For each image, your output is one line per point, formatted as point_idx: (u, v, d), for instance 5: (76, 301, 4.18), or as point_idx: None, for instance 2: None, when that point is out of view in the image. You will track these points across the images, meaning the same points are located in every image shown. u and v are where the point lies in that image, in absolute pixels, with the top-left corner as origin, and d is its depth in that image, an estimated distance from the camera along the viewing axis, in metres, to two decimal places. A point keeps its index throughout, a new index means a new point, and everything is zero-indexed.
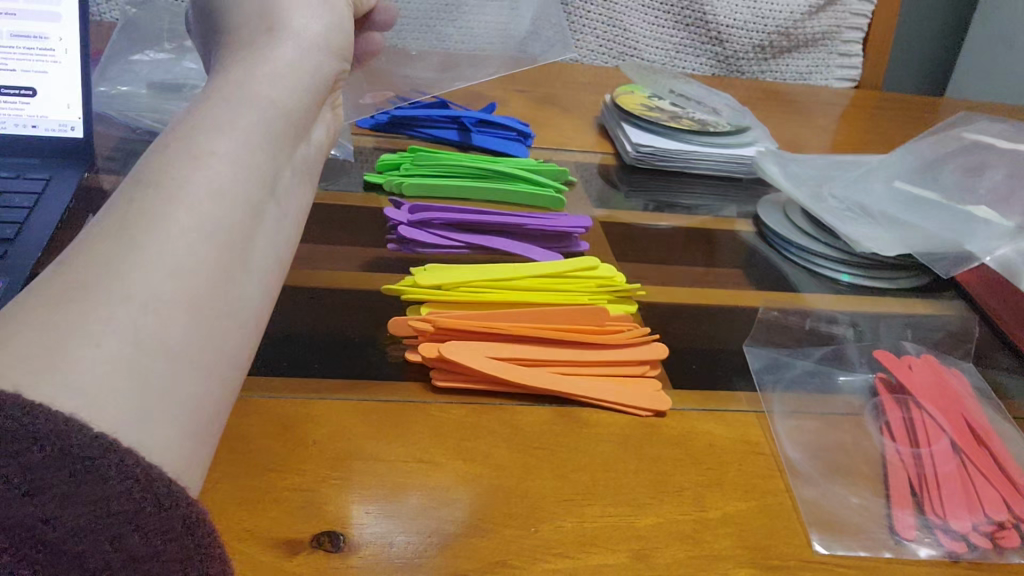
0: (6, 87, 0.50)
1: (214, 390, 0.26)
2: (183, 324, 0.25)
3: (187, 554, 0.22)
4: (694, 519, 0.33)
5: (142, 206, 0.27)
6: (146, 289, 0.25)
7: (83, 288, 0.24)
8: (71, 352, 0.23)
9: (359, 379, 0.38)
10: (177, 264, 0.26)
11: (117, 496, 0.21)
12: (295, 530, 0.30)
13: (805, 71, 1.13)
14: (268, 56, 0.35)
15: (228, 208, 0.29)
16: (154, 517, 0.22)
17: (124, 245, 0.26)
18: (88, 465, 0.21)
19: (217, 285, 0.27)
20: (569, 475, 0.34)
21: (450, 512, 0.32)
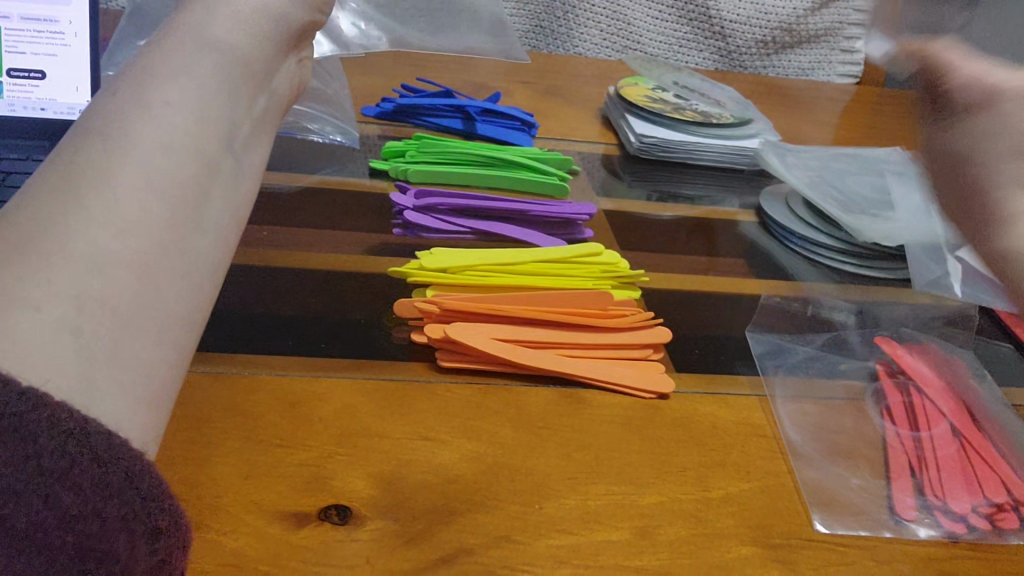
0: (17, 71, 0.51)
1: (170, 349, 0.25)
2: (134, 283, 0.24)
3: (132, 507, 0.21)
4: (696, 498, 0.33)
5: (85, 163, 0.25)
6: (89, 251, 0.24)
7: (21, 247, 0.23)
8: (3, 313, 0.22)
9: (365, 359, 0.39)
10: (126, 222, 0.25)
11: (46, 451, 0.20)
12: (303, 503, 0.30)
13: (806, 67, 1.13)
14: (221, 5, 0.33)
15: (184, 163, 0.27)
16: (89, 471, 0.21)
17: (66, 204, 0.24)
18: (10, 421, 0.20)
19: (172, 240, 0.26)
20: (573, 455, 0.34)
21: (455, 488, 0.32)
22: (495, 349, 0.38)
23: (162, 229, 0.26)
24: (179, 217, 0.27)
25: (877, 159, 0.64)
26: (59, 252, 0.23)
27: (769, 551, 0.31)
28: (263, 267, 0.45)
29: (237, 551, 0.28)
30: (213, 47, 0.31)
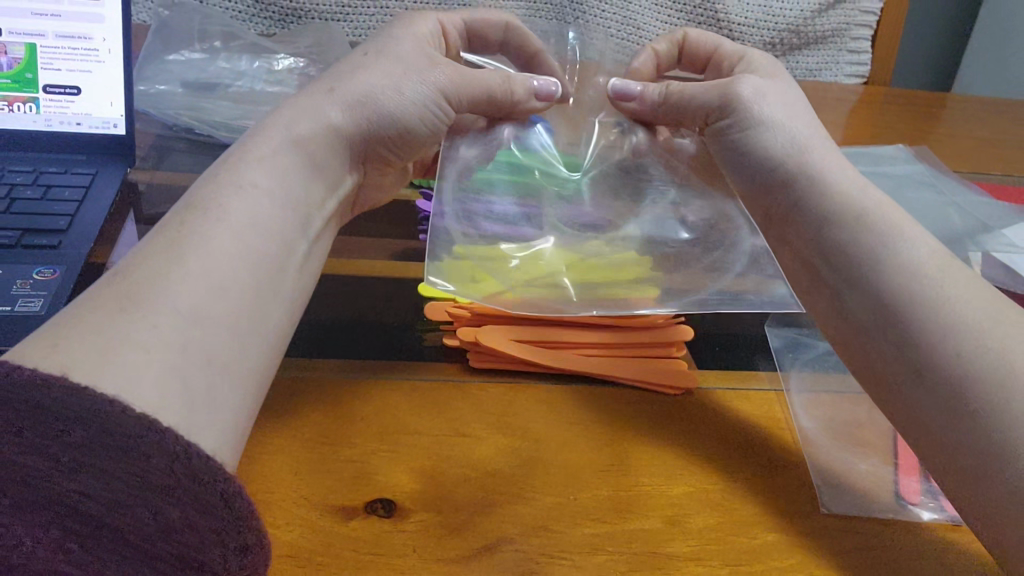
0: (52, 87, 0.52)
1: (254, 397, 0.29)
2: (224, 334, 0.28)
3: (227, 526, 0.23)
4: (724, 489, 0.35)
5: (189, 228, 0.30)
6: (189, 301, 0.27)
7: (136, 288, 0.27)
8: (126, 352, 0.25)
9: (399, 361, 0.40)
10: (218, 284, 0.29)
11: (157, 472, 0.22)
12: (350, 497, 0.32)
13: (814, 69, 1.09)
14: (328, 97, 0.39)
15: (253, 233, 0.31)
16: (193, 492, 0.23)
17: (168, 261, 0.28)
18: (127, 442, 0.22)
19: (253, 304, 0.30)
20: (605, 449, 0.36)
21: (494, 483, 0.33)
22: (521, 350, 0.40)
23: (246, 291, 0.30)
24: (259, 288, 0.31)
25: (887, 158, 0.66)
26: (167, 300, 0.27)
27: (781, 535, 0.33)
28: None
29: (290, 540, 0.30)
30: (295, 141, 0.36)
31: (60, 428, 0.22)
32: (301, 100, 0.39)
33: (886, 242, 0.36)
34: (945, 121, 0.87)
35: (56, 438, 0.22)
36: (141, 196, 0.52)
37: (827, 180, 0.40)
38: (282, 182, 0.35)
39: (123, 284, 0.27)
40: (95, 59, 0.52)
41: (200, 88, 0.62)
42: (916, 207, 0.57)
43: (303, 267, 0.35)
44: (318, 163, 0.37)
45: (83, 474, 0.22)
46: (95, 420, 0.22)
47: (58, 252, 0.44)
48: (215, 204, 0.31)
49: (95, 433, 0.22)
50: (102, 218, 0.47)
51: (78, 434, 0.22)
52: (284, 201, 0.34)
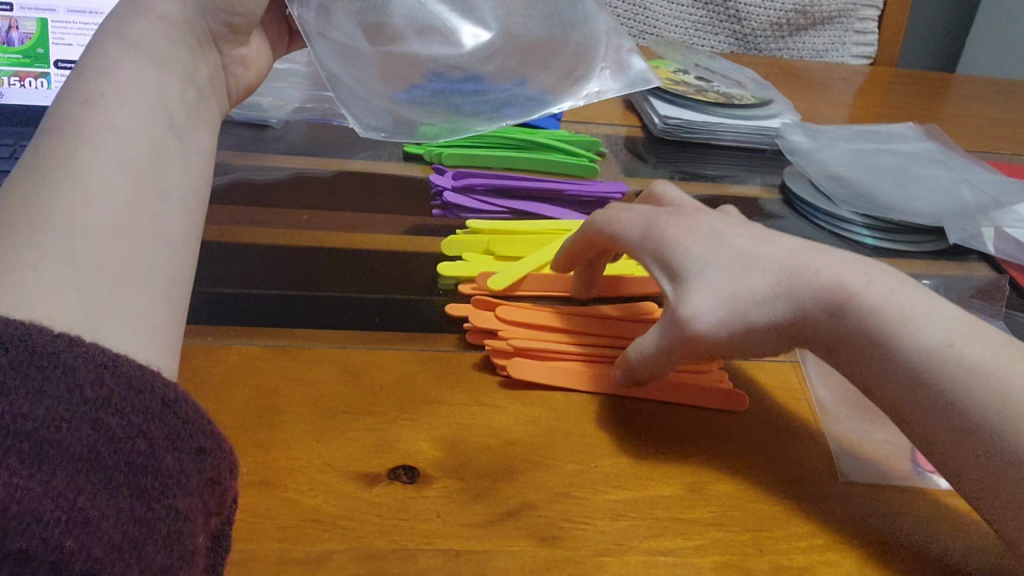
0: (61, 61, 0.52)
1: (162, 286, 0.27)
2: (116, 235, 0.27)
3: (175, 430, 0.23)
4: (742, 456, 0.35)
5: (54, 151, 0.28)
6: (76, 219, 0.26)
7: (27, 210, 0.26)
8: (21, 269, 0.24)
9: (415, 333, 0.40)
10: (108, 175, 0.28)
11: (88, 381, 0.22)
12: (372, 464, 0.32)
13: (821, 49, 1.10)
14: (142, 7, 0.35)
15: (133, 143, 0.29)
16: (129, 399, 0.22)
17: (46, 182, 0.27)
18: (162, 402, 0.23)
19: (150, 197, 0.29)
20: (622, 417, 0.36)
21: (514, 450, 0.34)
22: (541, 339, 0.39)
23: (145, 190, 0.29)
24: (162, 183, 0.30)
25: (897, 136, 0.66)
26: (54, 219, 0.26)
27: (799, 502, 0.33)
28: (310, 249, 0.46)
29: (314, 505, 0.30)
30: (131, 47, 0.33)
31: (90, 375, 0.22)
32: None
33: (775, 281, 0.34)
34: (953, 100, 0.87)
35: (90, 380, 0.22)
36: None
37: (670, 240, 0.37)
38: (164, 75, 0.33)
39: (14, 210, 0.26)
40: None
41: None
42: (927, 183, 0.57)
43: (199, 138, 0.34)
44: (178, 62, 0.34)
45: (119, 421, 0.22)
46: (137, 378, 0.23)
47: None
48: (106, 109, 0.30)
49: (132, 387, 0.23)
50: None
51: (112, 383, 0.22)
52: (164, 80, 0.33)
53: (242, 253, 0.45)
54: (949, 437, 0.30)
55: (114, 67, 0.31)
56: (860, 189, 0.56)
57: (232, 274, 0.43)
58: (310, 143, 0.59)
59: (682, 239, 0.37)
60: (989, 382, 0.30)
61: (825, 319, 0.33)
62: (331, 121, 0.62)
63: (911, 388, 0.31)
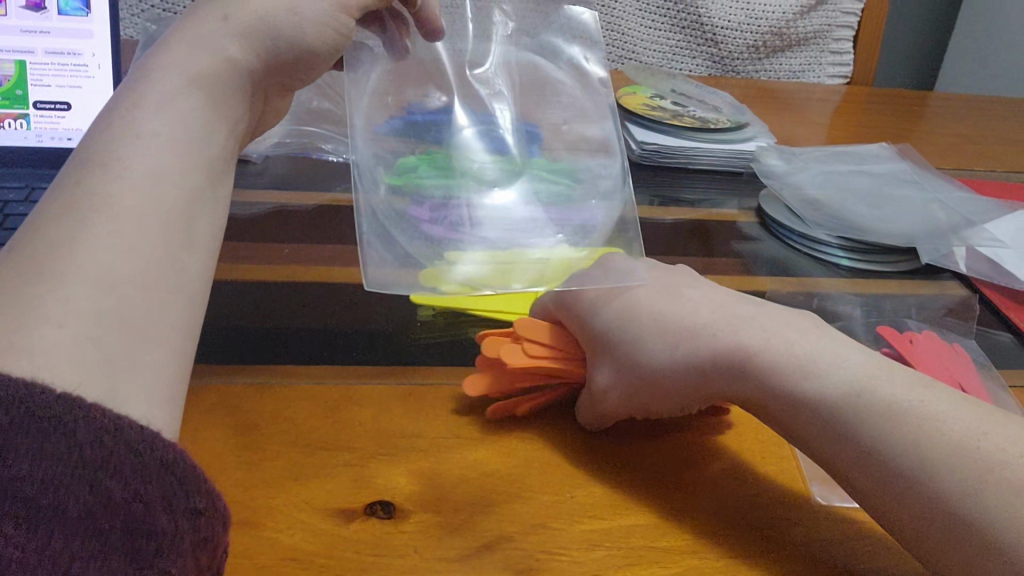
0: (42, 103, 0.52)
1: (172, 338, 0.28)
2: (135, 283, 0.27)
3: (173, 490, 0.24)
4: (717, 483, 0.35)
5: (81, 194, 0.28)
6: (94, 267, 0.26)
7: (42, 260, 0.26)
8: (34, 326, 0.25)
9: (394, 367, 0.41)
10: (136, 221, 0.28)
11: (86, 444, 0.23)
12: (351, 501, 0.32)
13: (799, 70, 1.11)
14: (199, 42, 0.35)
15: (160, 187, 0.30)
16: (128, 462, 0.23)
17: (69, 229, 0.27)
18: (160, 465, 0.24)
19: (170, 247, 0.29)
20: (599, 448, 0.37)
21: (492, 482, 0.34)
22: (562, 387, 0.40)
23: (161, 229, 0.29)
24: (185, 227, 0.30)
25: (871, 157, 0.67)
26: (71, 268, 0.26)
27: (772, 530, 0.33)
28: (290, 284, 0.47)
29: (291, 544, 0.30)
30: (176, 79, 0.33)
31: (91, 442, 0.23)
32: (195, 22, 0.36)
33: (691, 343, 0.36)
34: (927, 118, 0.89)
35: (92, 446, 0.23)
36: None
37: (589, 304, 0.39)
38: (190, 108, 0.33)
39: (34, 254, 0.27)
40: (84, 74, 0.53)
41: None
42: (901, 205, 0.58)
43: (228, 184, 0.34)
44: (218, 98, 0.34)
45: (114, 486, 0.23)
46: (138, 442, 0.24)
47: None
48: (130, 151, 0.30)
49: (127, 451, 0.23)
50: None
51: (112, 449, 0.23)
52: (199, 117, 0.33)
53: (221, 289, 0.45)
54: (885, 493, 0.31)
55: (147, 105, 0.32)
56: (836, 212, 0.57)
57: (211, 311, 0.43)
58: (290, 178, 0.59)
59: (601, 302, 0.39)
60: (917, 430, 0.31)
61: (743, 373, 0.35)
62: (310, 154, 0.62)
63: (831, 434, 0.32)
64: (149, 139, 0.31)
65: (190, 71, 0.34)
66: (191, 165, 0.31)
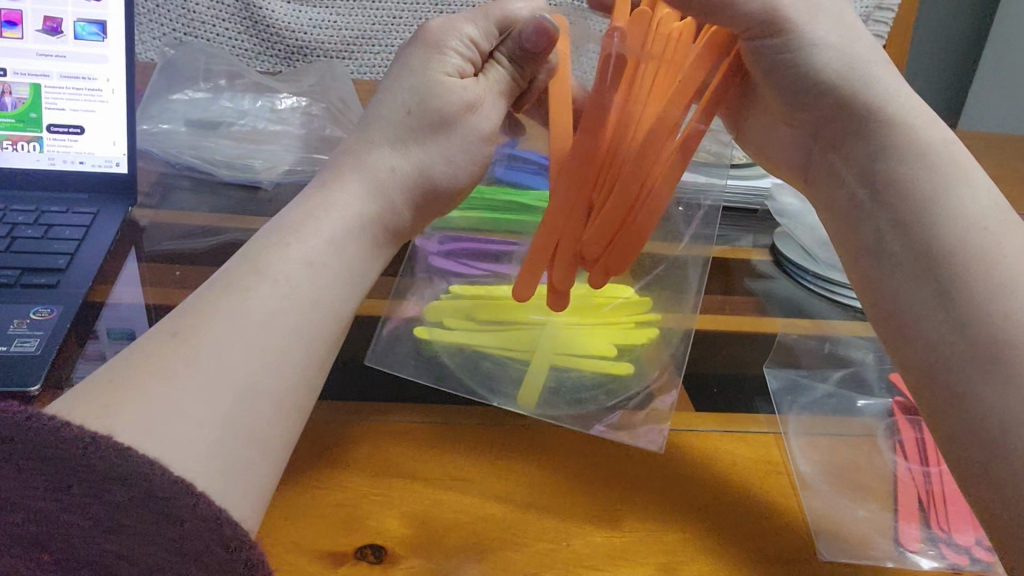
0: (55, 126, 0.52)
1: (279, 458, 0.29)
2: (268, 405, 0.28)
3: (187, 531, 0.22)
4: (719, 534, 0.34)
5: (221, 296, 0.30)
6: (220, 367, 0.28)
7: (179, 351, 0.28)
8: (162, 412, 0.26)
9: (396, 403, 0.40)
10: (261, 330, 0.29)
11: (97, 502, 0.22)
12: (340, 543, 0.32)
13: None
14: (349, 158, 0.37)
15: (299, 306, 0.31)
16: (139, 510, 0.22)
17: (208, 326, 0.29)
18: (165, 505, 0.22)
19: (288, 360, 0.30)
20: (599, 494, 0.35)
21: (486, 527, 0.33)
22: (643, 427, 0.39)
23: (292, 355, 0.30)
24: (309, 356, 0.31)
25: None
26: (192, 362, 0.28)
27: None
28: None
29: None
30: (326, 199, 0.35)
31: (98, 490, 0.22)
32: (359, 152, 0.38)
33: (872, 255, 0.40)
34: None
35: (95, 498, 0.22)
36: (140, 236, 0.52)
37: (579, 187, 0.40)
38: (336, 240, 0.34)
39: (165, 345, 0.28)
40: (99, 99, 0.53)
41: (205, 127, 0.62)
42: None
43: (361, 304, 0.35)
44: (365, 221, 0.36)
45: (118, 533, 0.22)
46: (138, 483, 0.23)
47: (54, 291, 0.44)
48: (274, 275, 0.31)
49: (138, 495, 0.22)
50: (101, 257, 0.48)
51: (119, 494, 0.22)
52: (338, 236, 0.34)
53: None
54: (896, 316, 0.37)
55: (300, 231, 0.34)
56: None
57: None
58: None
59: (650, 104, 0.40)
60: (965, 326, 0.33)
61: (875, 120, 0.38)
62: None
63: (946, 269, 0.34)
64: (297, 266, 0.32)
65: (345, 190, 0.36)
66: (321, 294, 0.32)
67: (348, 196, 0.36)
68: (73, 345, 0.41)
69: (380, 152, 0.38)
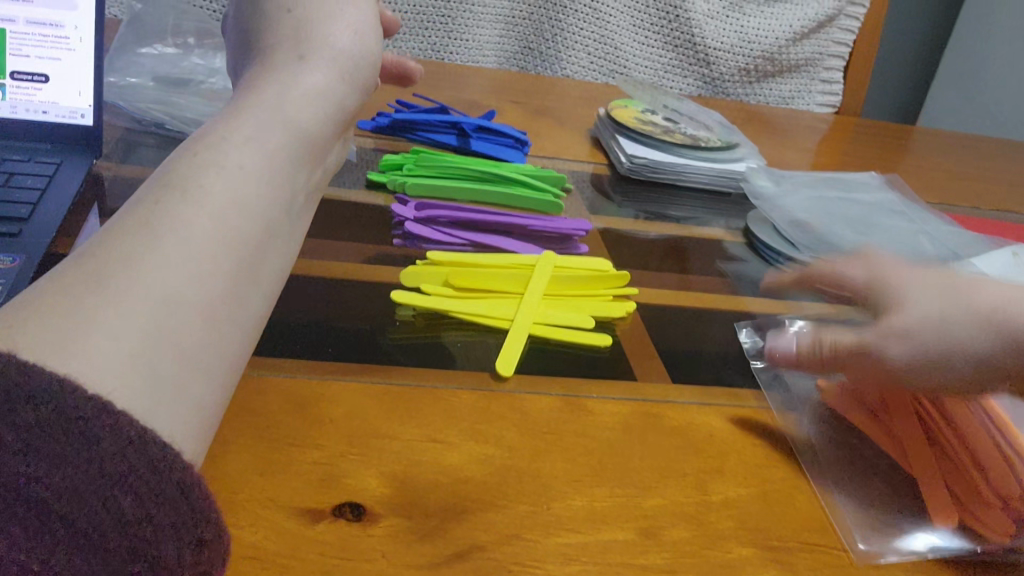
0: (18, 72, 0.50)
1: (222, 374, 0.28)
2: (194, 313, 0.27)
3: (101, 453, 0.21)
4: (697, 501, 0.34)
5: (157, 211, 0.29)
6: (157, 284, 0.26)
7: (106, 271, 0.26)
8: (88, 333, 0.24)
9: (371, 365, 0.39)
10: (200, 243, 0.28)
11: (5, 428, 0.21)
12: (316, 501, 0.31)
13: (787, 96, 1.19)
14: (297, 80, 0.36)
15: (239, 217, 0.30)
16: (50, 435, 0.21)
17: (141, 240, 0.27)
18: (77, 424, 0.21)
19: (226, 277, 0.29)
20: (578, 459, 0.35)
21: (466, 489, 0.33)
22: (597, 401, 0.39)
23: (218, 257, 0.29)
24: (240, 260, 0.29)
25: (859, 184, 0.67)
26: (123, 280, 0.26)
27: (766, 549, 0.32)
28: None
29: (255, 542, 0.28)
30: (272, 118, 0.34)
31: (8, 408, 0.21)
32: (271, 64, 0.37)
33: None
34: (913, 151, 0.89)
35: (4, 419, 0.21)
36: (105, 190, 0.51)
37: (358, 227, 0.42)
38: (265, 148, 0.33)
39: (89, 265, 0.26)
40: (65, 47, 0.51)
41: (174, 84, 0.60)
42: (884, 233, 0.58)
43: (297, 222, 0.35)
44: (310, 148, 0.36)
45: (31, 457, 0.21)
46: (48, 402, 0.21)
47: (16, 239, 0.42)
48: (196, 184, 0.30)
49: (48, 415, 0.21)
50: (64, 209, 0.46)
51: (29, 414, 0.21)
52: (276, 152, 0.33)
53: None
54: None
55: (236, 143, 0.32)
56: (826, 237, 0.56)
57: None
58: None
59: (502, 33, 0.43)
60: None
61: None
62: None
63: None
64: (229, 175, 0.31)
65: (291, 109, 0.35)
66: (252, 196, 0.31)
67: (277, 103, 0.35)
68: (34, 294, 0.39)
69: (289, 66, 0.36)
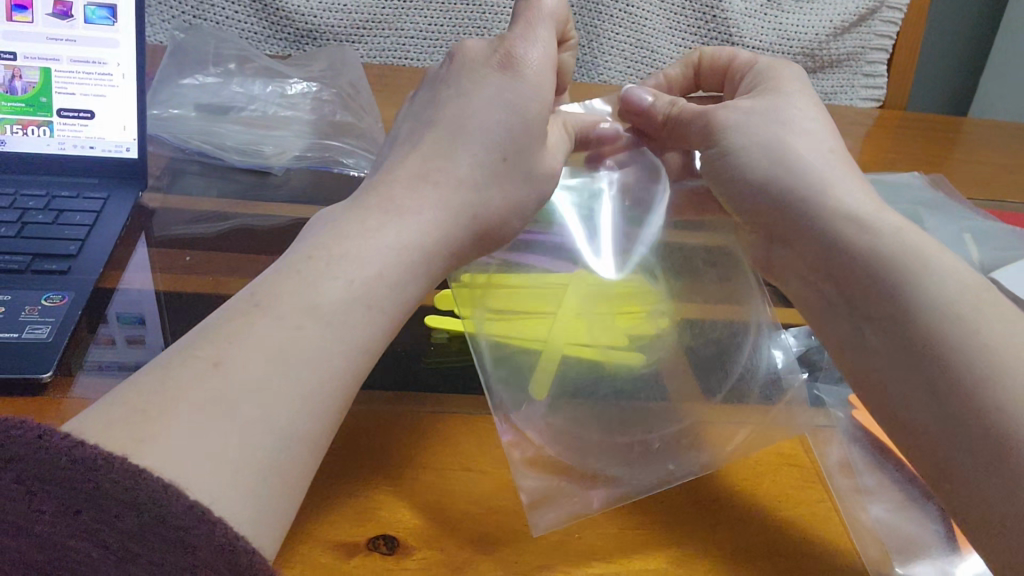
0: (65, 111, 0.52)
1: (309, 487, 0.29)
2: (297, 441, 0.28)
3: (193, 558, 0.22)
4: (734, 531, 0.34)
5: (276, 329, 0.30)
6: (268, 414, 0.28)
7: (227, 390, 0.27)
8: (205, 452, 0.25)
9: (407, 392, 0.40)
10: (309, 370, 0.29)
11: (112, 536, 0.22)
12: (352, 534, 0.32)
13: (829, 93, 1.12)
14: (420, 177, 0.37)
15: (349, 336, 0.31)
16: (150, 543, 0.22)
17: (262, 358, 0.29)
18: (176, 533, 0.22)
19: (329, 401, 0.30)
20: (611, 485, 0.35)
21: (499, 519, 0.33)
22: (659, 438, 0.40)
23: (315, 375, 0.30)
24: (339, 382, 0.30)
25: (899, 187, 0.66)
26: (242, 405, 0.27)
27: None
28: None
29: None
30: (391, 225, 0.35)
31: (114, 514, 0.22)
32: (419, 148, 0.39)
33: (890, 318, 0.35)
34: (963, 144, 0.87)
35: (110, 523, 0.22)
36: (150, 221, 0.52)
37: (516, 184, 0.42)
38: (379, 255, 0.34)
39: (211, 378, 0.28)
40: (109, 83, 0.52)
41: (215, 112, 0.62)
42: (932, 235, 0.58)
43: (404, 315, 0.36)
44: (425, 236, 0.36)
45: (130, 563, 0.22)
46: (150, 507, 0.22)
47: (65, 277, 0.44)
48: (309, 289, 0.31)
49: (146, 520, 0.22)
50: (112, 243, 0.48)
51: (131, 520, 0.22)
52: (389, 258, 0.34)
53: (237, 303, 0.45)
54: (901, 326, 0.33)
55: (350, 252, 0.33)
56: None
57: None
58: (314, 190, 0.58)
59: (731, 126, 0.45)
60: (995, 336, 0.31)
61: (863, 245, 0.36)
62: (331, 169, 0.59)
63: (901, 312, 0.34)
64: (342, 291, 0.32)
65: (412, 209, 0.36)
66: (366, 303, 0.32)
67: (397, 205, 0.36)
68: (85, 331, 0.41)
69: (425, 163, 0.38)
